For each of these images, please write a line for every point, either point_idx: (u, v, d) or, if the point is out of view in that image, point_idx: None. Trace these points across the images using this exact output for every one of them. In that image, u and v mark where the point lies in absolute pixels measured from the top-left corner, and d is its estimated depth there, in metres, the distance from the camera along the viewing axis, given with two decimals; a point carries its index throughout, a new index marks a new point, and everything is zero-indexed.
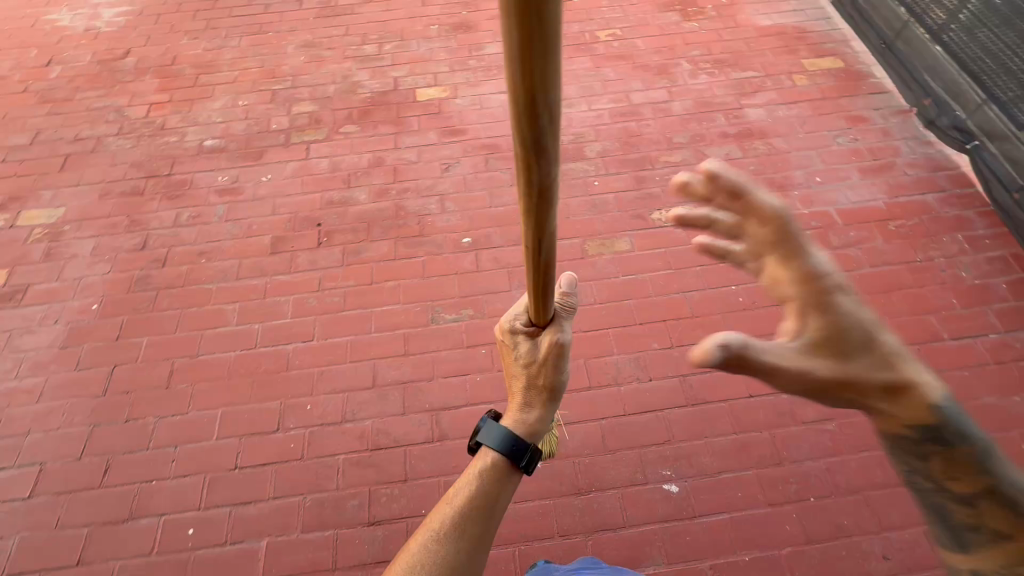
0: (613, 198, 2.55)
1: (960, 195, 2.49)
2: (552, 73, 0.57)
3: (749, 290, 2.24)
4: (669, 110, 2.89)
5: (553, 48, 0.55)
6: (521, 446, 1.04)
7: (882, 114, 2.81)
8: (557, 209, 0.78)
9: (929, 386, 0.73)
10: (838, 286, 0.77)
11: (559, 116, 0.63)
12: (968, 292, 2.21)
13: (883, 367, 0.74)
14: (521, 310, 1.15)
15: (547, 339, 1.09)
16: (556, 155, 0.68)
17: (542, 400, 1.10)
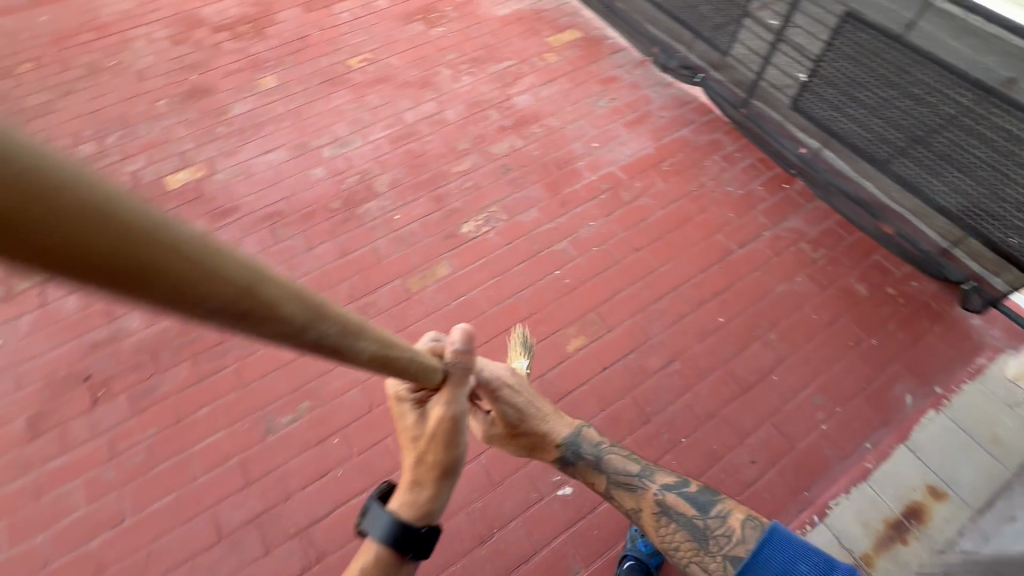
0: (419, 226, 2.46)
1: (706, 121, 2.83)
2: (175, 249, 0.39)
3: (571, 270, 2.33)
4: (445, 120, 2.87)
5: (146, 231, 0.36)
6: (407, 539, 1.00)
7: (626, 70, 3.09)
8: (321, 306, 0.65)
9: (564, 445, 1.44)
10: (516, 419, 1.37)
11: (222, 253, 0.47)
12: (737, 204, 2.53)
13: (539, 441, 1.43)
14: None
15: (434, 413, 1.01)
16: (261, 279, 0.53)
17: (434, 475, 1.03)
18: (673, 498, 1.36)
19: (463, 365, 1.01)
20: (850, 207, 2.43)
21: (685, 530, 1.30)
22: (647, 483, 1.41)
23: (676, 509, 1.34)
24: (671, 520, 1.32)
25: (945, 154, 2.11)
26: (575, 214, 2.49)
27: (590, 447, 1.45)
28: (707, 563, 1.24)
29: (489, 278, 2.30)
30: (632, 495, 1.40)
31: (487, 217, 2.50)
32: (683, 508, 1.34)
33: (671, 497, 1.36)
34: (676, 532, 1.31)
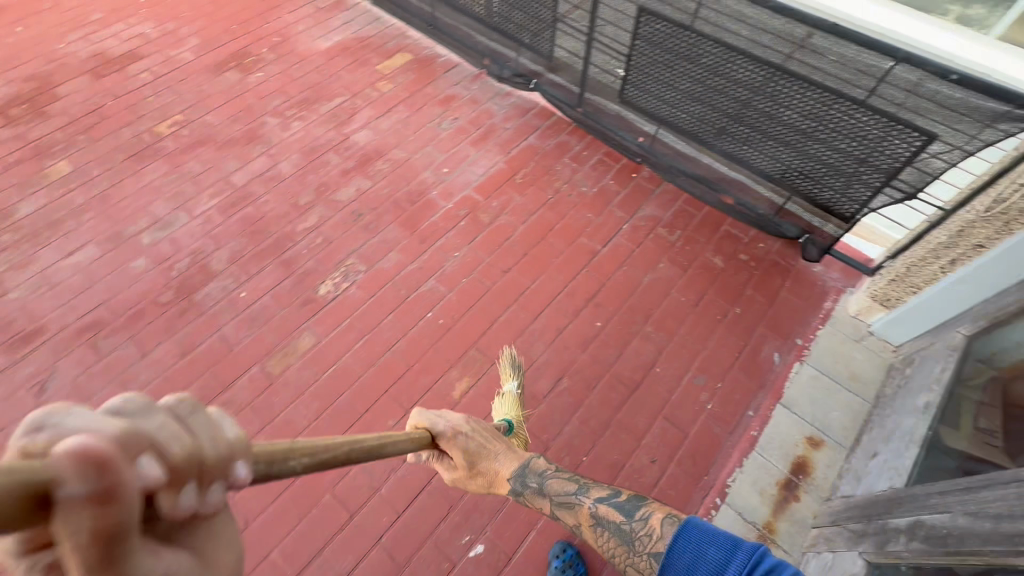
0: (270, 299, 2.23)
1: (550, 125, 2.84)
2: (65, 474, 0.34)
3: (443, 309, 2.22)
4: (280, 174, 2.63)
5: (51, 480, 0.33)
6: None
7: (464, 86, 3.02)
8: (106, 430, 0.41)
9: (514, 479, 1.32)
10: (466, 453, 1.34)
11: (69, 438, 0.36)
12: (593, 202, 2.56)
13: (492, 479, 1.34)
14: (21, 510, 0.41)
15: None
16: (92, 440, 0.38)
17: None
18: (607, 508, 1.23)
19: (78, 520, 0.34)
20: (693, 181, 2.53)
21: (616, 537, 1.17)
22: (582, 498, 1.29)
23: (608, 517, 1.22)
24: (607, 530, 1.20)
25: (754, 129, 2.12)
26: (437, 248, 2.39)
27: (535, 474, 1.33)
28: (639, 565, 1.11)
29: (358, 338, 2.13)
30: (570, 511, 1.28)
31: (344, 271, 2.32)
32: (614, 516, 1.21)
33: (603, 507, 1.24)
34: (608, 540, 1.19)
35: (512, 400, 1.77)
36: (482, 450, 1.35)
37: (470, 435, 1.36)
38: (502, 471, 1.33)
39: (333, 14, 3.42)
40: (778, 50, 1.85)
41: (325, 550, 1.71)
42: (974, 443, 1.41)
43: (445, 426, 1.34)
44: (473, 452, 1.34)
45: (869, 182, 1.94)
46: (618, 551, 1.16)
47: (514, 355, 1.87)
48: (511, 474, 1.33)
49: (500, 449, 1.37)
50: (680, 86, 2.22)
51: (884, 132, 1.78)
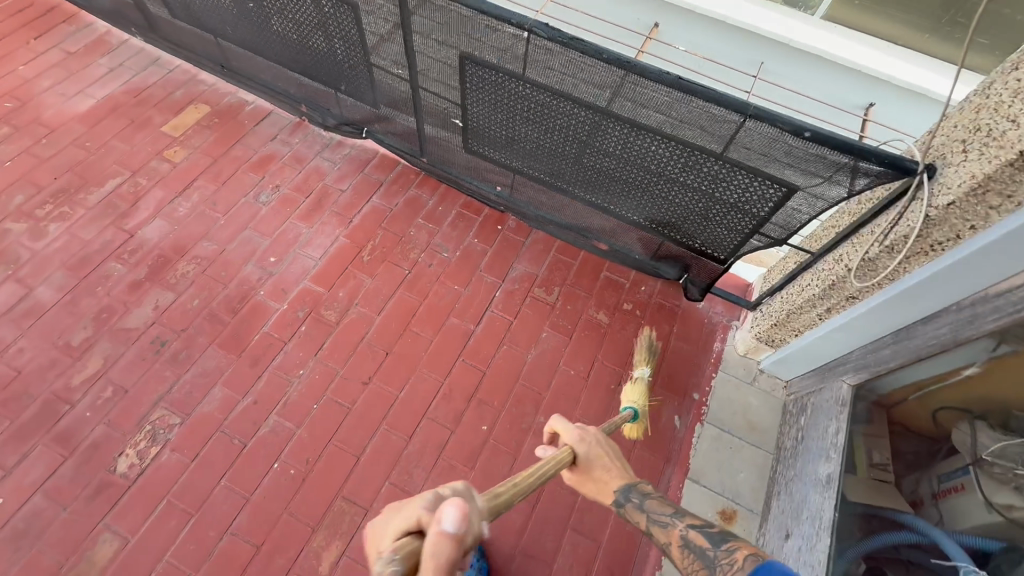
0: (44, 497, 1.64)
1: (395, 178, 2.42)
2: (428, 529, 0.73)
3: (293, 453, 1.77)
4: (37, 307, 1.95)
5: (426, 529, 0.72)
6: None
7: (282, 140, 2.48)
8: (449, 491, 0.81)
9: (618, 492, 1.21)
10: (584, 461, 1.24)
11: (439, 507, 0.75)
12: (458, 269, 2.21)
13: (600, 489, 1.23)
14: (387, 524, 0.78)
15: None
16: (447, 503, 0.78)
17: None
18: (698, 535, 1.10)
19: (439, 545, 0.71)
20: (563, 229, 2.26)
21: (698, 561, 1.05)
22: (676, 519, 1.15)
23: (696, 542, 1.08)
24: (690, 554, 1.07)
25: (614, 179, 1.87)
26: (274, 370, 1.91)
27: (643, 492, 1.20)
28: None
29: (180, 525, 1.63)
30: (660, 527, 1.14)
31: (149, 431, 1.77)
32: (701, 541, 1.08)
33: (695, 531, 1.10)
34: (691, 563, 1.05)
35: (641, 386, 1.78)
36: (597, 460, 1.24)
37: (594, 445, 1.26)
38: (609, 484, 1.22)
39: (92, 59, 2.63)
40: (601, 93, 1.59)
41: None
42: (871, 489, 1.47)
43: (573, 435, 1.25)
44: (591, 460, 1.24)
45: (738, 230, 1.79)
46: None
47: (651, 341, 1.93)
48: (617, 488, 1.21)
49: (616, 462, 1.25)
50: (528, 135, 1.90)
51: (746, 184, 1.60)
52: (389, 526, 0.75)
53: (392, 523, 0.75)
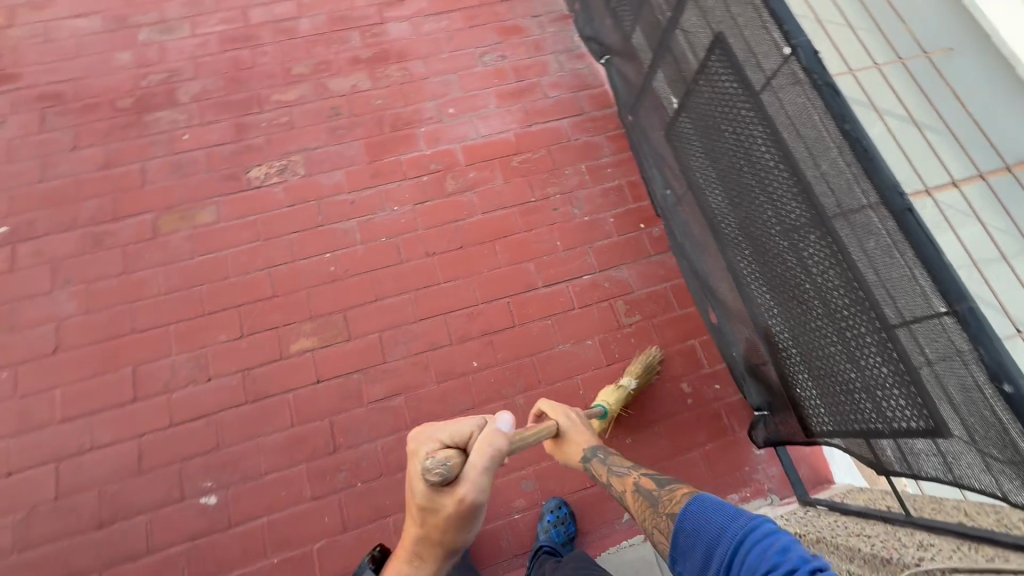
0: (204, 155, 2.12)
1: (596, 117, 2.34)
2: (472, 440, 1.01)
3: (345, 257, 2.01)
4: (293, 30, 2.37)
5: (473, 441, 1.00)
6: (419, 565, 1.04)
7: (540, 22, 2.51)
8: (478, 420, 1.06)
9: (586, 448, 1.35)
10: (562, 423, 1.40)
11: (476, 430, 1.02)
12: (575, 232, 2.12)
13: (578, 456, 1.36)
14: (428, 444, 0.99)
15: (456, 494, 0.96)
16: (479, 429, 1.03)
17: (435, 558, 1.04)
18: (648, 480, 1.25)
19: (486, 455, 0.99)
20: (693, 273, 2.00)
21: (646, 501, 1.20)
22: (630, 470, 1.30)
23: (645, 486, 1.23)
24: (643, 498, 1.21)
25: (766, 265, 1.58)
26: (382, 190, 2.11)
27: (605, 449, 1.35)
28: (659, 526, 1.12)
29: (249, 240, 2.01)
30: (617, 476, 1.28)
31: (284, 165, 2.13)
32: (650, 485, 1.23)
33: (646, 479, 1.25)
34: (642, 506, 1.20)
35: (621, 393, 1.78)
36: (573, 430, 1.38)
37: (572, 418, 1.42)
38: (579, 446, 1.36)
39: None
40: (815, 166, 1.29)
41: (94, 413, 1.73)
42: None
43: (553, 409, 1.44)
44: (568, 429, 1.39)
45: (845, 417, 1.41)
46: (647, 514, 1.17)
47: (653, 357, 1.86)
48: (586, 447, 1.35)
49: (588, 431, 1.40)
50: (722, 161, 1.66)
51: (886, 379, 1.24)
52: (435, 437, 1.00)
53: (440, 433, 1.00)
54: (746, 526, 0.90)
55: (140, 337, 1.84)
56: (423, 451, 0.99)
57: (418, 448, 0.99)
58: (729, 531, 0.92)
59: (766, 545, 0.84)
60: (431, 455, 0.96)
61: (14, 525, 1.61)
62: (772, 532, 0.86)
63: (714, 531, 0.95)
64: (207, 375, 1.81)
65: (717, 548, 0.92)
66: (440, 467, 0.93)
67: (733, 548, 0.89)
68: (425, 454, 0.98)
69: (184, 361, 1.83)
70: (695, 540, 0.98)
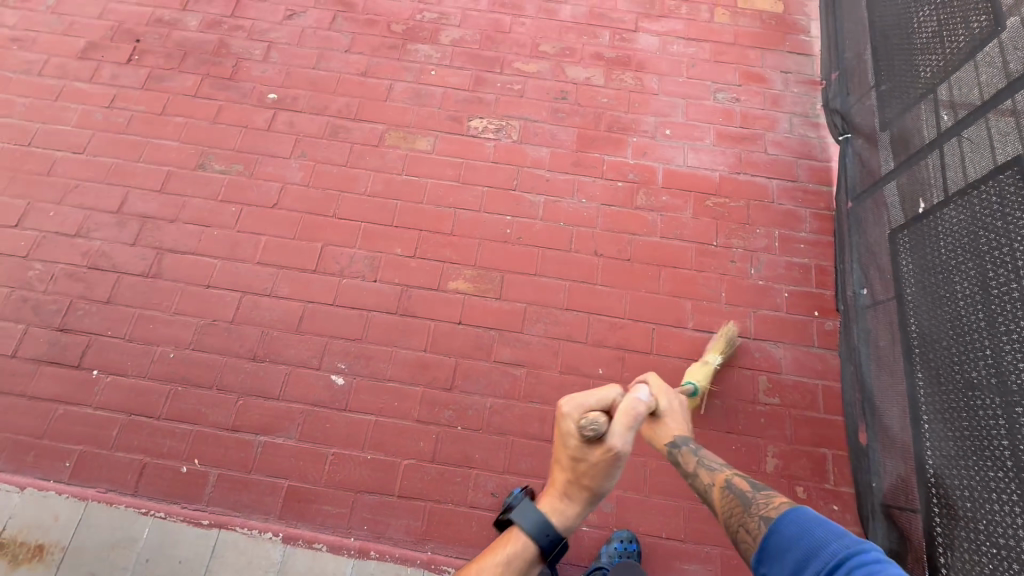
0: (441, 93, 2.34)
1: (809, 190, 2.22)
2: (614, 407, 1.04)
3: (522, 225, 2.11)
4: (555, 12, 2.53)
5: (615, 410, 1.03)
6: (548, 534, 1.06)
7: (787, 79, 2.44)
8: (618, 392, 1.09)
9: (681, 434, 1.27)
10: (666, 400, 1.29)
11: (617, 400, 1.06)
12: (744, 290, 2.04)
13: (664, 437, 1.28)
14: (576, 405, 1.03)
15: (596, 450, 1.00)
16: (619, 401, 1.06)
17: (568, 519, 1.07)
18: (740, 479, 1.16)
19: (627, 422, 1.01)
20: (856, 383, 1.84)
21: (738, 500, 1.11)
22: (722, 467, 1.22)
23: (738, 484, 1.15)
24: (732, 495, 1.13)
25: (969, 408, 1.44)
26: (578, 180, 2.19)
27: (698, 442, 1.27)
28: (749, 527, 1.05)
29: (449, 178, 2.18)
30: (706, 470, 1.21)
31: (502, 126, 2.29)
32: (743, 485, 1.15)
33: (740, 478, 1.17)
34: (731, 502, 1.12)
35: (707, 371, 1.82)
36: (672, 413, 1.29)
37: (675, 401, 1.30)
38: (670, 431, 1.27)
39: None
40: None
41: (283, 268, 1.99)
42: None
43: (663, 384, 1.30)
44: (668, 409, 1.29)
45: None
46: (734, 511, 1.10)
47: (731, 332, 1.90)
48: (679, 434, 1.26)
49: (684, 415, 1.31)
50: (959, 285, 1.53)
51: None
52: (582, 400, 1.04)
53: (588, 399, 1.04)
54: (852, 550, 0.87)
55: (337, 223, 2.08)
56: (573, 416, 1.03)
57: (568, 411, 1.03)
58: (829, 547, 0.90)
59: (871, 569, 0.83)
60: (583, 418, 1.01)
61: (195, 327, 1.89)
62: (881, 560, 0.84)
63: (811, 544, 0.93)
64: (374, 277, 2.00)
65: (809, 562, 0.91)
66: (594, 427, 0.98)
67: (832, 564, 0.87)
68: (576, 416, 1.03)
69: (361, 257, 2.04)
70: (788, 547, 0.96)
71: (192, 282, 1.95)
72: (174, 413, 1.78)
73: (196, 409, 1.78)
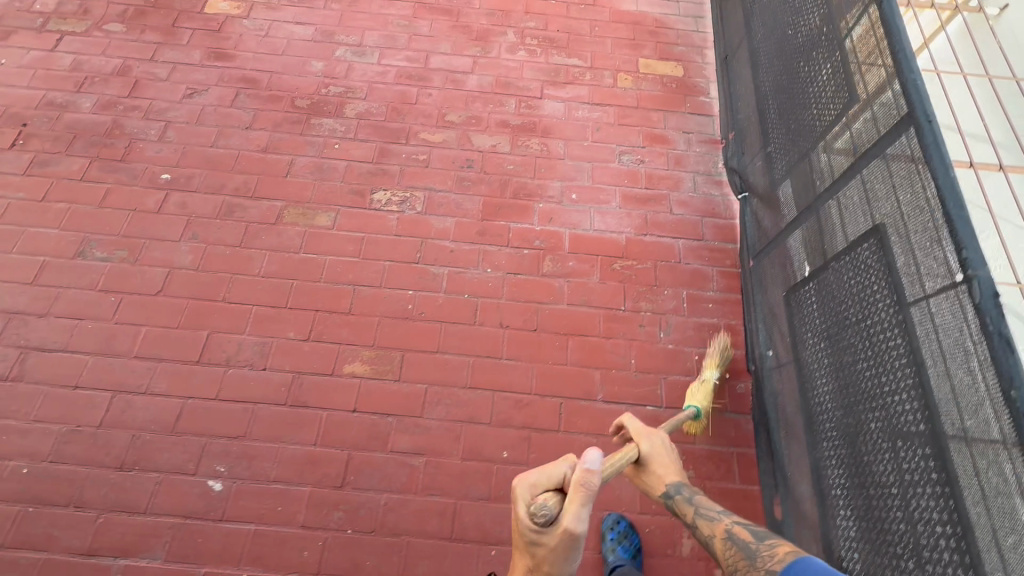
0: (344, 166, 2.31)
1: (714, 248, 2.23)
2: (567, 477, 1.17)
3: (425, 300, 2.04)
4: (461, 82, 2.57)
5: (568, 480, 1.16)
6: None
7: (689, 139, 2.50)
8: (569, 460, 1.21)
9: (671, 482, 1.33)
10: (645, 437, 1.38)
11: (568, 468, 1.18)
12: (653, 356, 1.99)
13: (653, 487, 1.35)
14: (531, 485, 1.16)
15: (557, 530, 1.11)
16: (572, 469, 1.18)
17: None
18: (740, 528, 1.21)
19: (578, 491, 1.12)
20: (769, 451, 1.77)
21: (744, 555, 1.16)
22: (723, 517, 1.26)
23: (739, 536, 1.20)
24: (735, 549, 1.18)
25: (863, 488, 1.34)
26: (483, 249, 2.15)
27: (692, 489, 1.32)
28: None
29: (350, 254, 2.11)
30: (707, 522, 1.26)
31: (406, 197, 2.25)
32: (744, 535, 1.19)
33: (740, 528, 1.22)
34: (737, 557, 1.16)
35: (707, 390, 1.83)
36: (655, 456, 1.36)
37: (657, 444, 1.38)
38: (662, 477, 1.34)
39: None
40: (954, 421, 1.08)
41: (162, 361, 1.85)
42: None
43: (639, 427, 1.41)
44: (651, 454, 1.36)
45: None
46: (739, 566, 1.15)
47: (725, 344, 1.94)
48: (670, 482, 1.33)
49: (671, 459, 1.37)
50: (843, 353, 1.46)
51: None
52: (536, 478, 1.16)
53: (542, 474, 1.17)
54: None
55: (226, 307, 1.96)
56: (529, 495, 1.15)
57: (522, 492, 1.14)
58: None
59: None
60: (539, 498, 1.13)
61: (56, 435, 1.71)
62: None
63: None
64: (264, 364, 1.87)
65: None
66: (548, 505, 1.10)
67: None
68: (532, 497, 1.14)
69: (250, 343, 1.91)
70: None
71: (58, 384, 1.79)
72: (21, 540, 1.58)
73: (46, 533, 1.58)
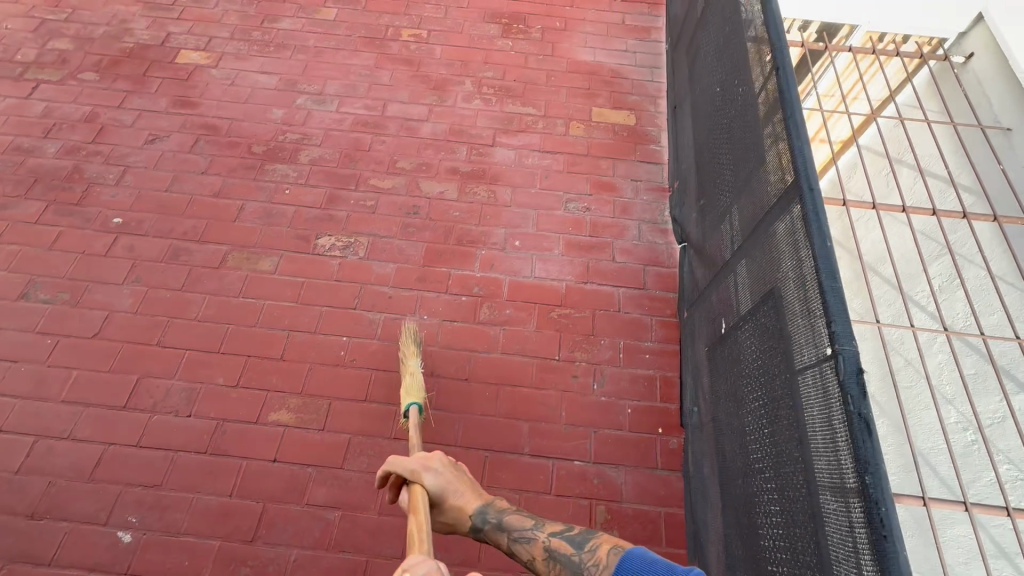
0: (293, 211, 2.36)
1: (655, 297, 2.22)
2: None
3: (358, 346, 2.04)
4: (415, 130, 2.63)
5: None
6: None
7: (637, 187, 2.52)
8: None
9: (468, 508, 1.35)
10: (421, 473, 1.34)
11: None
12: (585, 408, 1.96)
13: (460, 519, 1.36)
14: None
15: None
16: None
17: None
18: (559, 541, 1.28)
19: None
20: (691, 513, 1.72)
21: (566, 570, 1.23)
22: (537, 530, 1.32)
23: (559, 550, 1.27)
24: (560, 566, 1.24)
25: (757, 563, 1.28)
26: (421, 296, 2.16)
27: (496, 510, 1.35)
28: None
29: (288, 299, 2.13)
30: (523, 546, 1.30)
31: (350, 242, 2.28)
32: (565, 548, 1.26)
33: (557, 541, 1.28)
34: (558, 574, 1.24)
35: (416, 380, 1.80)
36: (448, 490, 1.35)
37: (444, 474, 1.37)
38: (465, 511, 1.35)
39: (627, 36, 3.08)
40: (826, 502, 1.03)
41: (89, 406, 1.86)
42: None
43: (415, 467, 1.35)
44: (443, 490, 1.35)
45: None
46: None
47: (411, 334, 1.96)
48: (473, 511, 1.35)
49: (461, 483, 1.38)
50: (748, 417, 1.42)
51: None
52: None
53: None
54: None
55: (159, 351, 1.98)
56: None
57: None
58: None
59: None
60: None
61: None
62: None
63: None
64: (189, 411, 1.87)
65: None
66: None
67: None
68: None
69: (179, 389, 1.92)
70: None
71: None
72: None
73: None
